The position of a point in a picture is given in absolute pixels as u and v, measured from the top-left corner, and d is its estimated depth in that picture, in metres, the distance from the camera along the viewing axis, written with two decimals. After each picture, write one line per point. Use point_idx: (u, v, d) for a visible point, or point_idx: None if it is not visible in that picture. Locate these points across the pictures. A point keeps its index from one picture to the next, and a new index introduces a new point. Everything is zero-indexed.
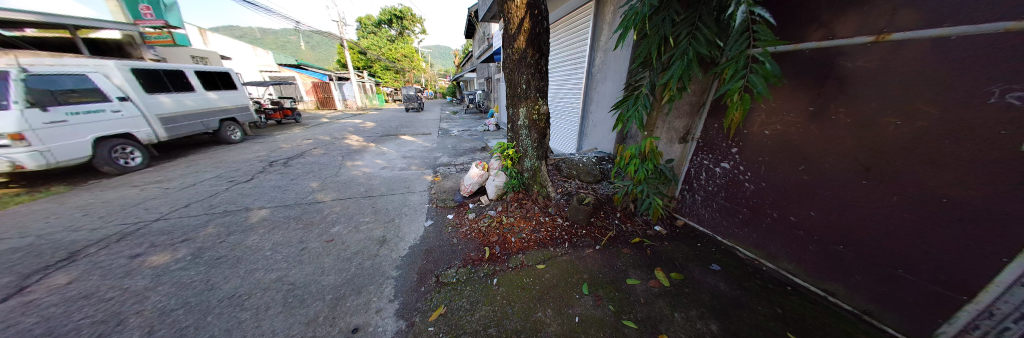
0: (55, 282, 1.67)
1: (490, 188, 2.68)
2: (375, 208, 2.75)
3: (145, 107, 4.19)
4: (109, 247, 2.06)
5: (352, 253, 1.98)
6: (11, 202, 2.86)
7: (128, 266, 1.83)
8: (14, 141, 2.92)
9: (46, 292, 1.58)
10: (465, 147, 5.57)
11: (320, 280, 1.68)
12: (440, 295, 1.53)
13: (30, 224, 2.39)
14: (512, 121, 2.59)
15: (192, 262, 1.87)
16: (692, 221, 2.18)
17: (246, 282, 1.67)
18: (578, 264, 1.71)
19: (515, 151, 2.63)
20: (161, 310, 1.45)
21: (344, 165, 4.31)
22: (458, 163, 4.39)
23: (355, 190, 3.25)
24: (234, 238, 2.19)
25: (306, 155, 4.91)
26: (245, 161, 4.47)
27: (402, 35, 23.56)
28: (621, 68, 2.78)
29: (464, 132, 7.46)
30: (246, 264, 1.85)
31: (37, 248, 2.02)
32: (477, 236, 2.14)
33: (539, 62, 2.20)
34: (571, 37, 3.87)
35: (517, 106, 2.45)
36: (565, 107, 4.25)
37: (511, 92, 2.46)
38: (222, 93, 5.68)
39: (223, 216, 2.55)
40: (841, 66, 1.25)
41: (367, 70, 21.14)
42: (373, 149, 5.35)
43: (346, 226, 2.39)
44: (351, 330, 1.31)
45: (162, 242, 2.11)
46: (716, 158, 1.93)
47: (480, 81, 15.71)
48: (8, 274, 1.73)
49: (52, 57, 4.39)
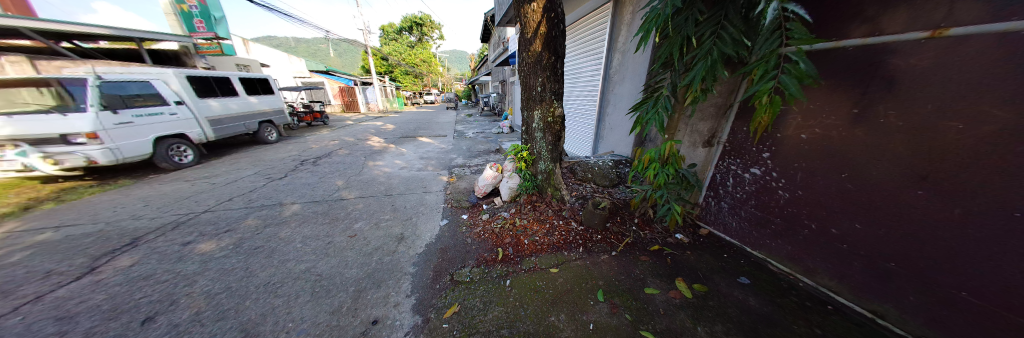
0: (121, 264, 1.91)
1: (504, 190, 2.71)
2: (393, 206, 2.87)
3: (197, 110, 4.69)
4: (165, 234, 2.32)
5: (372, 249, 2.08)
6: (87, 193, 3.31)
7: (181, 252, 2.05)
8: (90, 140, 3.35)
9: (114, 272, 1.81)
10: (480, 149, 5.65)
11: (344, 272, 1.79)
12: (455, 294, 1.56)
13: (102, 213, 2.75)
14: (527, 124, 2.61)
15: (233, 251, 2.06)
16: (717, 229, 2.06)
17: (280, 271, 1.81)
18: (593, 270, 1.67)
19: (529, 153, 2.68)
20: (207, 293, 1.61)
21: (366, 164, 4.54)
22: (472, 164, 4.48)
23: (375, 188, 3.41)
24: (269, 230, 2.38)
25: (333, 155, 5.23)
26: (279, 160, 4.85)
27: (421, 41, 24.48)
28: (641, 69, 2.72)
29: (478, 134, 7.59)
30: (279, 255, 2.00)
31: (108, 234, 2.32)
32: (491, 236, 2.17)
33: (554, 65, 2.20)
34: (586, 38, 3.84)
35: (532, 109, 2.47)
36: (579, 109, 4.21)
37: (527, 95, 2.48)
38: (261, 97, 6.22)
39: (260, 210, 2.78)
40: (890, 64, 1.13)
41: (388, 75, 22.14)
42: (393, 150, 5.59)
43: (367, 222, 2.52)
44: (371, 321, 1.37)
45: (208, 232, 2.35)
46: (745, 164, 1.82)
47: (494, 85, 15.90)
48: (85, 255, 2.01)
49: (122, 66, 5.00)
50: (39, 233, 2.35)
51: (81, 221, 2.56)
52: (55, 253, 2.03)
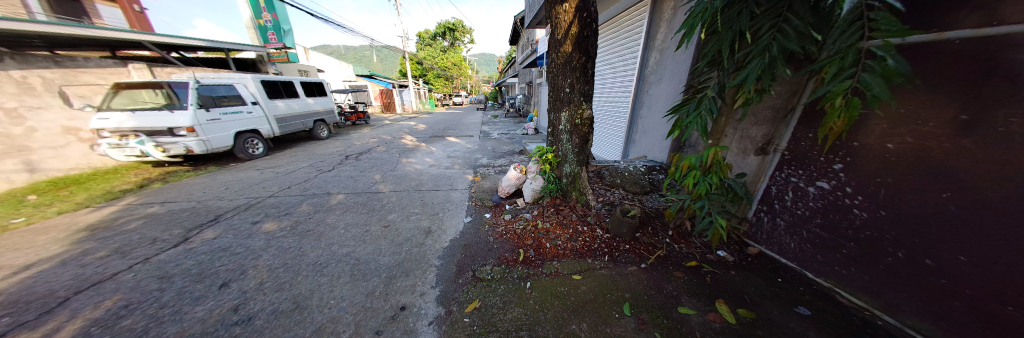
0: (206, 236, 2.30)
1: (527, 191, 2.70)
2: (423, 201, 3.04)
3: (267, 109, 5.50)
4: (239, 214, 2.75)
5: (403, 239, 2.23)
6: (185, 176, 4.06)
7: (251, 229, 2.42)
8: (188, 133, 4.08)
9: (201, 242, 2.20)
10: (504, 150, 5.72)
11: (378, 259, 1.95)
12: (476, 290, 1.60)
13: (196, 193, 3.35)
14: (553, 125, 2.58)
15: (290, 232, 2.37)
16: (770, 249, 1.81)
17: (326, 253, 2.03)
18: (619, 281, 1.58)
19: (554, 155, 2.64)
20: (269, 266, 1.87)
21: (400, 161, 4.88)
22: (497, 164, 4.55)
23: (407, 183, 3.65)
24: (319, 215, 2.69)
25: (372, 151, 5.73)
26: (328, 155, 5.46)
27: (453, 46, 25.65)
28: (682, 69, 2.52)
29: (504, 135, 7.69)
30: (326, 238, 2.25)
31: (199, 210, 2.82)
32: (512, 237, 2.18)
33: (585, 65, 2.14)
34: (620, 37, 3.67)
35: (560, 112, 2.43)
36: (609, 112, 4.04)
37: (555, 97, 2.45)
38: (316, 99, 7.07)
39: (312, 198, 3.16)
40: (1008, 60, 0.89)
41: (422, 79, 23.58)
42: (423, 149, 5.93)
43: (399, 214, 2.71)
44: (400, 307, 1.47)
45: (271, 214, 2.73)
46: (809, 177, 1.57)
47: (521, 87, 15.99)
48: (183, 227, 2.47)
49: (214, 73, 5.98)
50: (154, 206, 2.94)
51: (179, 199, 3.14)
52: (163, 224, 2.53)
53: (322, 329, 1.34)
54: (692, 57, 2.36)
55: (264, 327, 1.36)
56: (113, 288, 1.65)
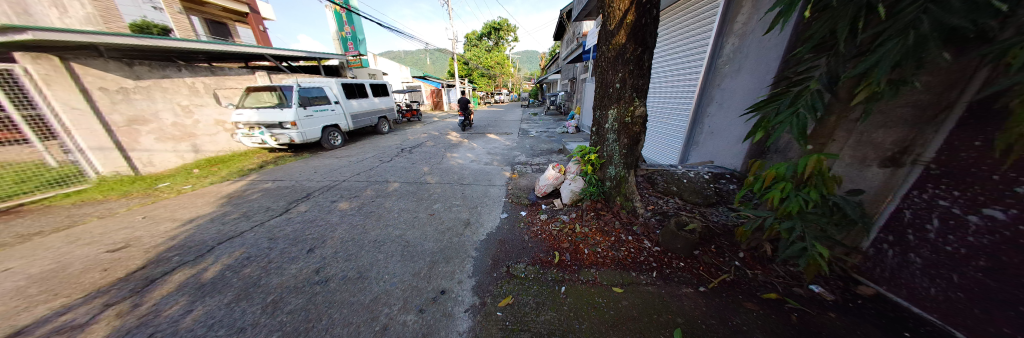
0: (300, 209, 2.86)
1: (565, 192, 2.61)
2: (463, 194, 3.20)
3: (345, 107, 6.50)
4: (320, 193, 3.33)
5: (445, 228, 2.39)
6: (287, 160, 5.09)
7: (329, 207, 2.91)
8: (292, 126, 5.08)
9: (295, 214, 2.74)
10: (543, 148, 5.64)
11: (423, 244, 2.13)
12: (509, 286, 1.61)
13: (291, 174, 4.16)
14: (599, 124, 2.43)
15: (357, 211, 2.78)
16: (895, 292, 1.34)
17: (383, 233, 2.32)
18: (669, 302, 1.39)
19: (598, 156, 2.49)
20: (342, 239, 2.23)
21: (445, 155, 5.24)
22: (535, 162, 4.51)
23: (451, 176, 3.90)
24: (378, 199, 3.08)
25: (422, 145, 6.29)
26: (388, 147, 6.21)
27: (498, 45, 26.32)
28: (773, 56, 2.07)
29: (544, 133, 7.60)
30: (384, 220, 2.56)
31: (293, 188, 3.51)
32: (548, 238, 2.13)
33: (641, 57, 1.92)
34: (686, 24, 3.22)
35: (607, 109, 2.27)
36: (665, 110, 3.62)
37: (602, 93, 2.30)
38: (380, 98, 8.08)
39: (373, 184, 3.62)
40: None
41: (467, 78, 24.85)
42: (466, 145, 6.25)
43: (443, 205, 2.91)
44: (440, 291, 1.58)
45: (344, 195, 3.23)
46: (968, 202, 1.10)
47: (563, 83, 15.50)
48: (282, 200, 3.11)
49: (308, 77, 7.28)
50: (265, 183, 3.77)
51: (281, 178, 3.96)
52: (269, 197, 3.22)
53: (377, 300, 1.52)
54: (789, 41, 1.91)
55: (336, 289, 1.62)
56: (240, 243, 2.18)
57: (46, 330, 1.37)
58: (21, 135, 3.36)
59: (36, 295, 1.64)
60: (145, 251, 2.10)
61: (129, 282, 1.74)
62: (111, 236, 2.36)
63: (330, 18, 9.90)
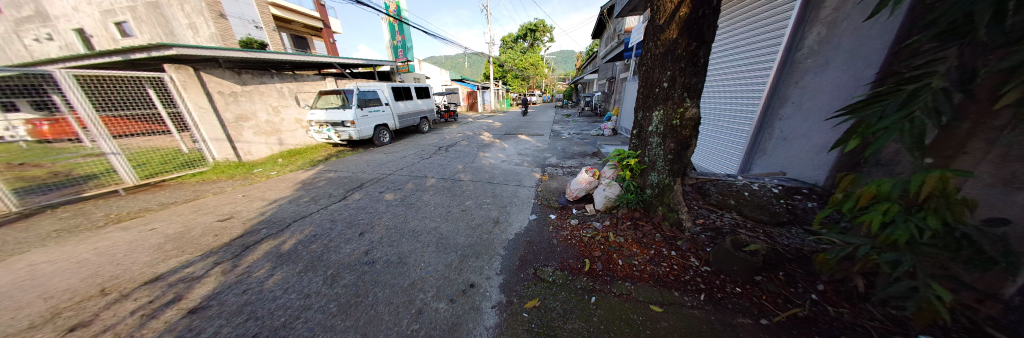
0: (354, 197, 3.26)
1: (599, 198, 2.50)
2: (493, 193, 3.28)
3: (393, 108, 7.20)
4: (369, 184, 3.74)
5: (475, 224, 2.48)
6: (345, 154, 5.84)
7: (377, 196, 3.25)
8: (351, 125, 5.80)
9: (349, 201, 3.12)
10: (576, 151, 5.46)
11: (455, 237, 2.24)
12: (536, 288, 1.60)
13: (347, 167, 4.76)
14: (642, 126, 2.27)
15: (399, 202, 3.05)
16: None
17: (421, 224, 2.50)
18: (719, 331, 1.21)
19: (638, 161, 2.33)
20: (388, 226, 2.47)
21: (477, 154, 5.44)
22: (566, 165, 4.40)
23: (483, 175, 4.03)
24: (417, 193, 3.34)
25: (458, 144, 6.63)
26: (427, 145, 6.69)
27: (533, 47, 26.41)
28: (882, 48, 1.70)
29: (576, 135, 7.39)
30: (422, 212, 2.77)
31: (348, 179, 4.00)
32: (578, 244, 2.06)
33: (695, 53, 1.72)
34: (753, 13, 2.81)
35: (652, 110, 2.10)
36: (722, 111, 3.20)
37: (647, 93, 2.15)
38: (423, 100, 8.75)
39: (414, 178, 3.94)
40: None
41: (502, 80, 25.40)
42: (497, 145, 6.39)
43: (474, 202, 3.02)
44: (469, 285, 1.64)
45: (389, 187, 3.58)
46: None
47: (600, 84, 14.83)
48: (340, 188, 3.57)
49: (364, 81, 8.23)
50: (328, 173, 4.38)
51: (340, 170, 4.55)
52: (330, 185, 3.73)
53: (414, 285, 1.65)
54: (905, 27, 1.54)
55: (380, 271, 1.81)
56: (308, 223, 2.57)
57: (177, 278, 1.81)
58: (167, 127, 4.42)
59: (174, 250, 2.16)
60: (242, 223, 2.62)
61: (231, 246, 2.19)
62: (220, 209, 2.99)
63: (384, 29, 11.09)
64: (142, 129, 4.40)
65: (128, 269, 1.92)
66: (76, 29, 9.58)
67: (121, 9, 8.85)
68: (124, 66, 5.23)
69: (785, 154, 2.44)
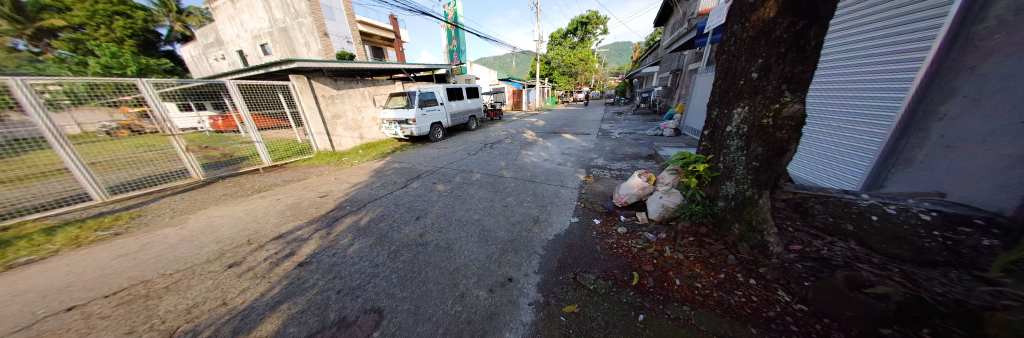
0: (413, 185, 3.69)
1: (654, 207, 2.29)
2: (535, 192, 3.26)
3: (447, 107, 7.85)
4: (425, 175, 4.16)
5: (516, 221, 2.52)
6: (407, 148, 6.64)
7: (431, 186, 3.60)
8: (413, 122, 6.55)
9: (408, 189, 3.54)
10: (627, 152, 5.02)
11: (495, 231, 2.32)
12: (577, 294, 1.54)
13: (407, 159, 5.40)
14: (719, 126, 1.98)
15: (449, 193, 3.32)
16: None
17: (467, 215, 2.67)
18: None
19: (708, 167, 2.06)
20: (440, 213, 2.72)
21: (520, 152, 5.50)
22: (614, 167, 4.09)
23: (525, 173, 4.06)
24: (464, 185, 3.58)
25: (502, 142, 6.84)
26: (474, 142, 7.09)
27: (583, 41, 25.31)
28: None
29: (629, 135, 6.77)
30: (468, 204, 2.96)
31: (407, 170, 4.54)
32: (626, 255, 1.91)
33: (802, 34, 1.34)
34: None
35: (733, 106, 1.81)
36: (841, 108, 2.47)
37: (727, 86, 1.87)
38: (473, 100, 9.29)
39: (461, 172, 4.23)
40: None
41: (548, 77, 25.06)
42: (541, 143, 6.35)
43: (516, 199, 3.06)
44: (507, 279, 1.68)
45: (441, 179, 3.93)
46: None
47: (660, 78, 13.27)
48: (400, 177, 4.07)
49: (424, 83, 9.18)
50: (393, 164, 5.05)
51: (402, 161, 5.20)
52: (393, 174, 4.31)
53: (459, 271, 1.78)
54: None
55: (431, 253, 2.01)
56: (378, 204, 3.02)
57: (291, 237, 2.35)
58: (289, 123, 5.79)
59: (289, 216, 2.81)
60: (333, 200, 3.24)
61: (326, 217, 2.74)
62: (316, 188, 3.75)
63: (443, 35, 12.20)
64: (273, 124, 5.83)
65: (263, 227, 2.58)
66: (238, 51, 13.22)
67: (263, 33, 11.82)
68: (265, 77, 7.01)
69: (951, 166, 1.73)
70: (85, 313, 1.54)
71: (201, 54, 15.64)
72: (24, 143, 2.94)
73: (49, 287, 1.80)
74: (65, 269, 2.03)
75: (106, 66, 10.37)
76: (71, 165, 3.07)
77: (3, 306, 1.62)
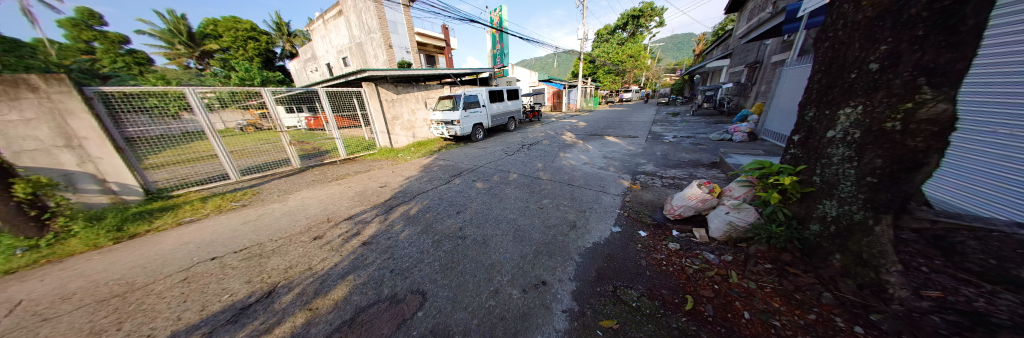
0: (455, 182, 3.91)
1: (716, 224, 2.01)
2: (572, 196, 3.14)
3: (489, 109, 8.15)
4: (466, 173, 4.39)
5: (551, 224, 2.46)
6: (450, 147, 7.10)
7: (471, 183, 3.77)
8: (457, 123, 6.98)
9: (450, 185, 3.77)
10: (683, 158, 4.45)
11: (530, 232, 2.30)
12: (616, 309, 1.41)
13: (450, 157, 5.78)
14: (818, 131, 1.59)
15: (488, 191, 3.43)
16: None
17: (503, 214, 2.71)
18: None
19: (796, 181, 1.68)
20: (478, 210, 2.83)
21: (559, 154, 5.36)
22: (666, 175, 3.67)
23: (563, 176, 3.94)
24: (501, 185, 3.65)
25: (540, 143, 6.80)
26: (513, 143, 7.20)
27: (634, 36, 23.53)
28: None
29: (686, 139, 6.01)
30: (505, 202, 3.00)
31: (450, 167, 4.85)
32: (678, 274, 1.68)
33: (954, 8, 0.98)
34: None
35: (840, 106, 1.43)
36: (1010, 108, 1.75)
37: (833, 81, 1.49)
38: (513, 101, 9.45)
39: (499, 171, 4.34)
40: None
41: (592, 77, 23.98)
42: (581, 146, 6.11)
43: (552, 201, 2.99)
44: (540, 282, 1.64)
45: (480, 177, 4.08)
46: None
47: (729, 72, 11.44)
48: (443, 174, 4.37)
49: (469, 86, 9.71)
50: (438, 161, 5.46)
51: (446, 159, 5.58)
52: (438, 170, 4.66)
53: (494, 267, 1.81)
54: None
55: (468, 246, 2.09)
56: (424, 197, 3.30)
57: (356, 219, 2.74)
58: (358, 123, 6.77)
59: (355, 202, 3.26)
60: (388, 191, 3.65)
61: (382, 205, 3.10)
62: (376, 180, 4.30)
63: (489, 39, 12.75)
64: None
65: (336, 209, 3.06)
66: (325, 63, 16.06)
67: (344, 48, 14.10)
68: (343, 84, 8.34)
69: None
70: (224, 263, 2.05)
71: (300, 66, 19.42)
72: (190, 135, 4.04)
73: (203, 241, 2.46)
74: (212, 229, 2.73)
75: (241, 78, 13.68)
76: (218, 151, 4.16)
77: (180, 251, 2.28)
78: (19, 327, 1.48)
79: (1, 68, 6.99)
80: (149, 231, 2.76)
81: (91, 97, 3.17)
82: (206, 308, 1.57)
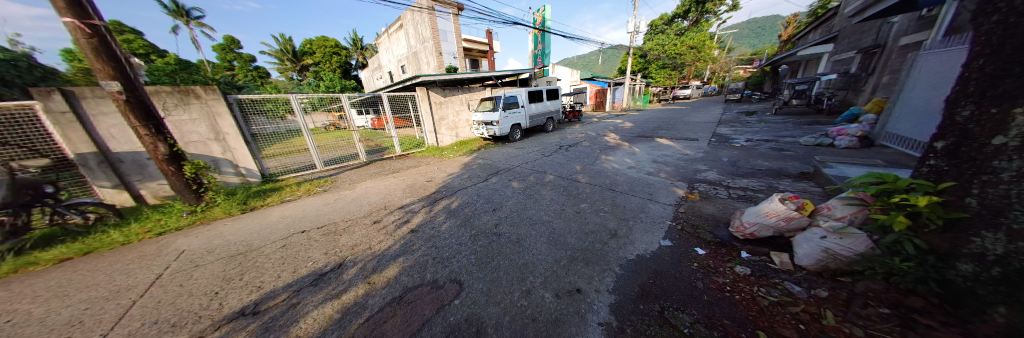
0: (493, 180, 4.03)
1: (806, 251, 1.63)
2: (614, 202, 2.92)
3: (528, 110, 8.18)
4: (503, 172, 4.48)
5: (589, 230, 2.33)
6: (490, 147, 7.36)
7: (508, 182, 3.84)
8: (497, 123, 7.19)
9: (488, 183, 3.90)
10: (757, 166, 3.74)
11: (566, 236, 2.22)
12: (661, 332, 1.26)
13: (487, 156, 6.00)
14: (975, 137, 1.15)
15: (525, 191, 3.43)
16: None
17: (539, 215, 2.67)
18: None
19: (934, 204, 1.24)
20: (514, 209, 2.85)
21: (600, 157, 5.05)
22: (734, 185, 3.13)
23: (604, 180, 3.70)
24: (537, 185, 3.62)
25: (580, 144, 6.54)
26: (551, 143, 7.08)
27: (696, 25, 20.78)
28: None
29: (763, 144, 5.03)
30: (542, 204, 2.96)
31: (488, 166, 5.02)
32: (748, 305, 1.41)
33: None
34: None
35: (1014, 102, 1.00)
36: None
37: (1001, 68, 1.06)
38: (553, 102, 9.31)
39: (536, 172, 4.31)
40: None
41: (643, 73, 21.99)
42: (626, 148, 5.66)
43: (591, 206, 2.83)
44: (575, 289, 1.57)
45: (518, 177, 4.12)
46: None
47: (829, 60, 9.20)
48: (482, 172, 4.54)
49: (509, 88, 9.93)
50: (478, 160, 5.70)
51: (485, 158, 5.80)
52: (478, 168, 4.88)
53: (528, 267, 1.80)
54: None
55: (503, 244, 2.12)
56: (464, 193, 3.48)
57: (406, 209, 3.04)
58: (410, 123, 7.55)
59: (405, 194, 3.63)
60: (432, 185, 3.97)
61: (427, 198, 3.38)
62: (423, 175, 4.72)
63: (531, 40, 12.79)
64: None
65: (389, 199, 3.46)
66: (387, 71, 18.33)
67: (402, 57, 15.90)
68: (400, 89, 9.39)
69: None
70: (310, 235, 2.51)
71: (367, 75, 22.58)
72: (292, 133, 4.89)
73: (295, 217, 3.05)
74: (301, 208, 3.37)
75: (326, 86, 16.57)
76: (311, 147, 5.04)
77: (280, 223, 2.87)
78: (182, 269, 2.06)
79: (181, 83, 9.83)
80: (262, 205, 3.55)
81: (231, 102, 4.26)
82: (297, 271, 1.94)
